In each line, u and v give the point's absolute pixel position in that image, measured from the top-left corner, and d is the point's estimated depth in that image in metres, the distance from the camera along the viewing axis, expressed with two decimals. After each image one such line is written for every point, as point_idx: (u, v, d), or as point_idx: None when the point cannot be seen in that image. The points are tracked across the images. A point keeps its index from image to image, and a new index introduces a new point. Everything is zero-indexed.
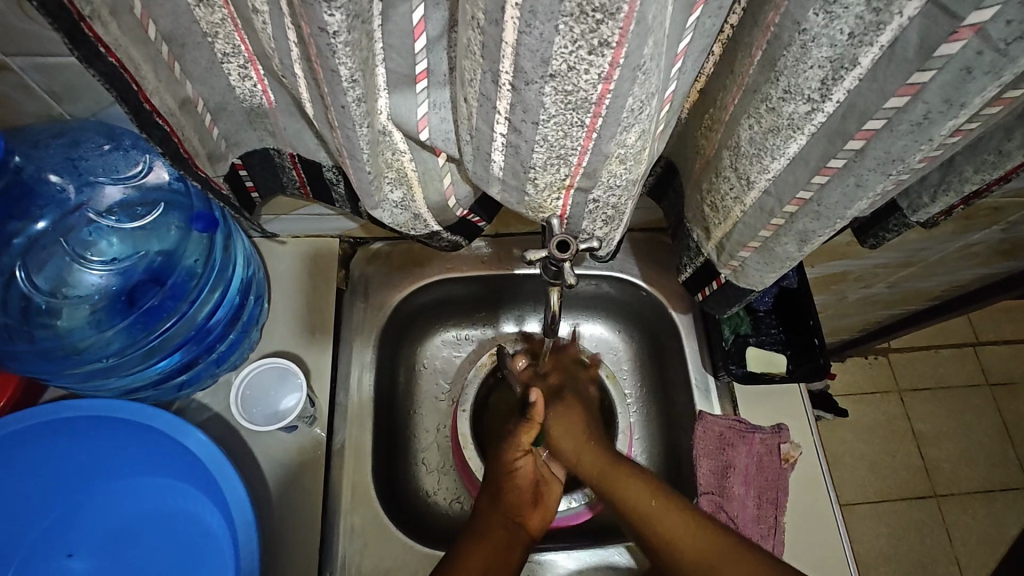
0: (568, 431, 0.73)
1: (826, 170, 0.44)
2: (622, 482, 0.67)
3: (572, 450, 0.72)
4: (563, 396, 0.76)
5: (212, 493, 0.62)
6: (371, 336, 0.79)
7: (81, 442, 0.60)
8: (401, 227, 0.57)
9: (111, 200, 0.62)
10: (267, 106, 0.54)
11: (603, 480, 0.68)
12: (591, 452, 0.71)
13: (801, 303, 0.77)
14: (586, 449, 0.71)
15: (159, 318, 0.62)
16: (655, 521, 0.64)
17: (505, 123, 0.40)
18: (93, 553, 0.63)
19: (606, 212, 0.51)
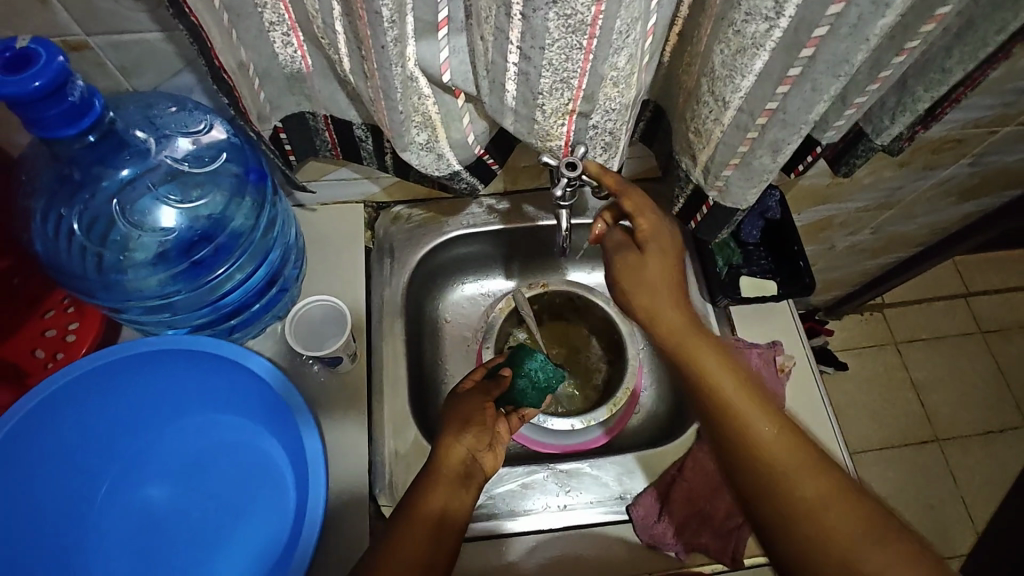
0: (645, 290, 0.65)
1: (787, 80, 0.52)
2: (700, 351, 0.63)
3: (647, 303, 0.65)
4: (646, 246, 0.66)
5: (272, 420, 0.70)
6: (399, 287, 0.87)
7: (161, 375, 0.68)
8: (426, 169, 0.65)
9: (181, 153, 0.66)
10: (305, 71, 0.62)
11: (680, 335, 0.64)
12: (674, 309, 0.65)
13: (787, 232, 0.86)
14: (695, 336, 0.63)
15: (207, 270, 0.69)
16: (736, 402, 0.60)
17: (517, 52, 0.48)
18: (168, 482, 0.71)
19: (604, 138, 0.59)
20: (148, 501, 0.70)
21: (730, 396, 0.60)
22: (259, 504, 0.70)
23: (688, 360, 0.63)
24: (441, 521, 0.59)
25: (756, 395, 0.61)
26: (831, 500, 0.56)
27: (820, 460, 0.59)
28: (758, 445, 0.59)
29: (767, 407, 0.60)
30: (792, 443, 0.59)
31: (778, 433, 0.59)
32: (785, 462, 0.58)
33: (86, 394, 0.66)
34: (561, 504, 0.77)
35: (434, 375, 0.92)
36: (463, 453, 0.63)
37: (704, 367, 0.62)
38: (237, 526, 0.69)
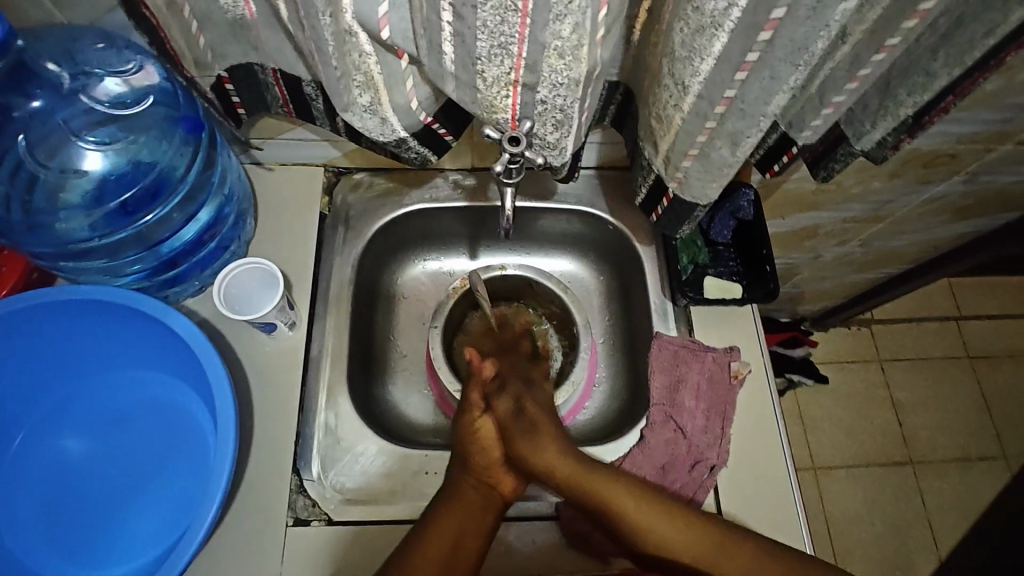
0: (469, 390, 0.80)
1: (745, 66, 0.48)
2: (607, 488, 0.67)
3: (538, 462, 0.69)
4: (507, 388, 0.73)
5: (197, 381, 0.68)
6: (351, 258, 0.84)
7: (81, 328, 0.66)
8: (370, 133, 0.62)
9: (108, 92, 0.64)
10: (249, 18, 0.59)
11: (577, 477, 0.68)
12: (556, 453, 0.69)
13: (756, 234, 0.82)
14: (563, 463, 0.68)
15: (137, 213, 0.66)
16: (672, 546, 0.65)
17: (450, 9, 0.45)
18: (88, 435, 0.69)
19: (554, 115, 0.55)
20: (66, 454, 0.68)
21: (629, 514, 0.66)
22: (179, 468, 0.68)
23: (607, 508, 0.66)
24: (478, 506, 0.67)
25: (621, 476, 0.68)
26: (728, 548, 0.64)
27: (683, 513, 0.66)
28: (641, 528, 0.65)
29: (626, 481, 0.68)
30: (700, 536, 0.64)
31: (685, 533, 0.65)
32: (676, 539, 0.65)
33: (0, 340, 0.63)
34: None
35: (384, 352, 0.90)
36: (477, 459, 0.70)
37: (608, 498, 0.67)
38: (155, 487, 0.67)
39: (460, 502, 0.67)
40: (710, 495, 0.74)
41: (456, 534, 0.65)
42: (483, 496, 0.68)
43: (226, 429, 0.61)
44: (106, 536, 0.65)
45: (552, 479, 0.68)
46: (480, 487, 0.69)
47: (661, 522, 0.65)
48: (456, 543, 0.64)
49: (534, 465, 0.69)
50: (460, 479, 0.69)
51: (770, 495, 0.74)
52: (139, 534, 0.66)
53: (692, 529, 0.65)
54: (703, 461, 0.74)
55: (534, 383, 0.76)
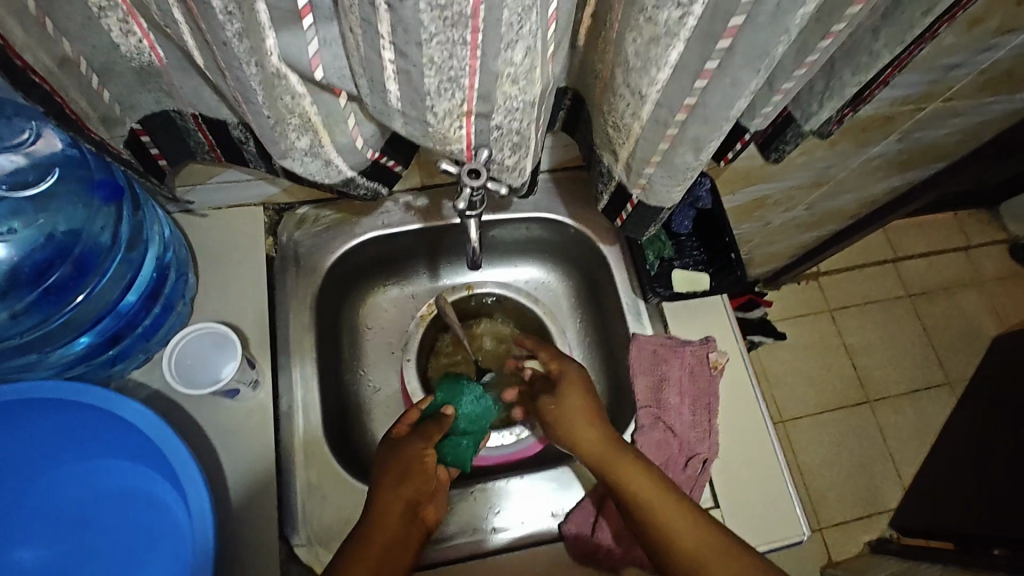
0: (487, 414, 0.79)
1: (705, 74, 0.47)
2: (623, 466, 0.65)
3: (570, 428, 0.70)
4: (558, 386, 0.74)
5: (158, 465, 0.62)
6: (307, 299, 0.79)
7: (10, 430, 0.59)
8: (314, 176, 0.57)
9: (1, 169, 0.59)
10: (159, 64, 0.53)
11: (603, 456, 0.67)
12: (593, 428, 0.69)
13: (718, 222, 0.83)
14: (588, 412, 0.71)
15: (69, 292, 0.62)
16: (678, 535, 0.59)
17: (391, 48, 0.40)
18: (44, 542, 0.63)
19: (512, 138, 0.53)
20: (20, 568, 0.62)
21: (642, 496, 0.62)
22: (152, 560, 0.62)
23: (615, 478, 0.65)
24: (403, 532, 0.61)
25: (651, 467, 0.65)
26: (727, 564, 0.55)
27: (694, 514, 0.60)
28: (659, 516, 0.60)
29: (654, 473, 0.64)
30: (705, 537, 0.58)
31: (692, 522, 0.59)
32: (681, 533, 0.59)
33: None
34: (492, 527, 0.73)
35: (356, 390, 0.85)
36: (402, 504, 0.63)
37: (631, 486, 0.63)
38: None
39: (382, 523, 0.61)
40: (707, 488, 0.75)
41: (389, 539, 0.60)
42: (405, 525, 0.63)
43: (203, 514, 0.56)
44: None
45: (579, 451, 0.69)
46: (400, 518, 0.62)
47: (673, 509, 0.60)
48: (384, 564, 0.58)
49: (577, 438, 0.69)
50: (386, 506, 0.62)
51: (763, 478, 0.76)
52: None
53: (698, 526, 0.59)
54: (695, 457, 0.75)
55: (564, 387, 0.74)
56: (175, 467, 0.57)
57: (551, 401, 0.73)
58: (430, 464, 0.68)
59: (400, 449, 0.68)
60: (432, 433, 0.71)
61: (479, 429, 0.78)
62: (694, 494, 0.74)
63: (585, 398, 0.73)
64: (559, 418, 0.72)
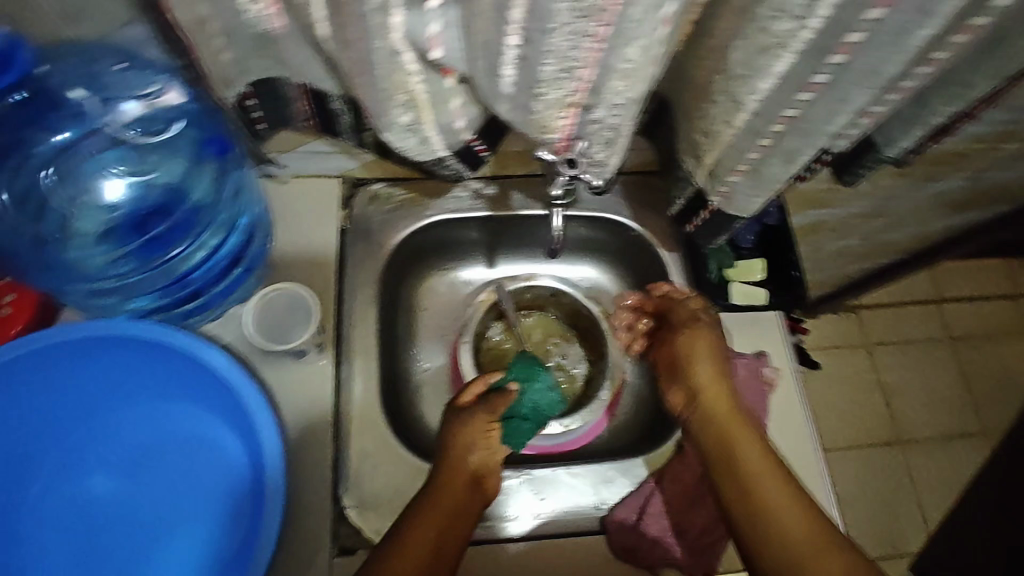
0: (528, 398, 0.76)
1: (811, 87, 0.47)
2: (736, 434, 0.68)
3: (714, 396, 0.71)
4: (687, 322, 0.76)
5: (231, 417, 0.65)
6: (373, 272, 0.82)
7: (100, 365, 0.63)
8: (409, 152, 0.60)
9: (131, 116, 0.62)
10: (275, 33, 0.55)
11: (728, 421, 0.69)
12: (718, 379, 0.72)
13: (782, 240, 0.83)
14: (720, 378, 0.72)
15: (167, 245, 0.65)
16: (785, 518, 0.60)
17: (519, 34, 0.42)
18: (114, 475, 0.66)
19: (606, 134, 0.54)
20: (91, 496, 0.65)
21: (769, 494, 0.62)
22: (212, 506, 0.65)
23: (731, 444, 0.67)
24: (462, 503, 0.66)
25: (763, 443, 0.67)
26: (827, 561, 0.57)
27: (809, 509, 0.61)
28: (770, 507, 0.61)
29: (765, 449, 0.66)
30: (809, 526, 0.60)
31: (794, 509, 0.61)
32: (789, 522, 0.60)
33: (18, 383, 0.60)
34: (533, 512, 0.74)
35: (408, 366, 0.88)
36: (468, 473, 0.67)
37: (744, 453, 0.66)
38: (189, 526, 0.65)
39: (442, 495, 0.65)
40: None
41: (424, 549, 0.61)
42: (470, 493, 0.67)
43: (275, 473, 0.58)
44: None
45: (699, 402, 0.71)
46: (463, 487, 0.67)
47: (764, 470, 0.64)
48: (440, 539, 0.63)
49: (695, 379, 0.73)
50: (449, 478, 0.67)
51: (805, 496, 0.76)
52: None
53: (803, 513, 0.61)
54: None
55: (681, 317, 0.77)
56: (253, 421, 0.60)
57: (681, 339, 0.75)
58: (494, 438, 0.70)
59: (466, 420, 0.70)
60: (497, 407, 0.71)
61: (540, 417, 0.76)
62: None
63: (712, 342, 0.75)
64: (679, 353, 0.75)
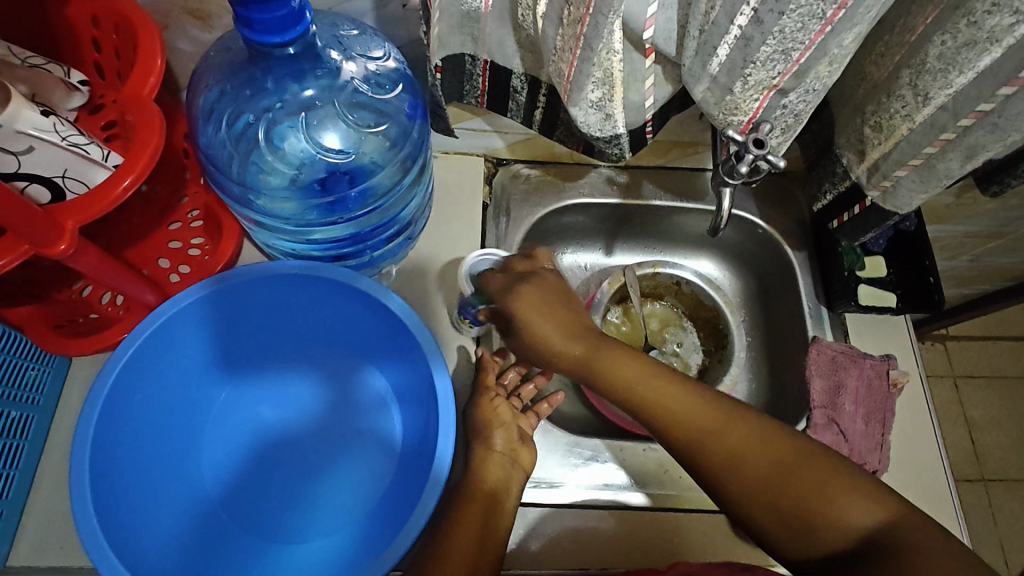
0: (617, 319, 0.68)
1: (1015, 82, 0.49)
2: (619, 365, 0.62)
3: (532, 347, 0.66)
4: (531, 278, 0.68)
5: (404, 375, 0.69)
6: (510, 246, 0.86)
7: (292, 305, 0.68)
8: (588, 128, 0.64)
9: (359, 77, 0.66)
10: (483, 11, 0.61)
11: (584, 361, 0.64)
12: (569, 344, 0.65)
13: (916, 246, 0.84)
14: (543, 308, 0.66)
15: (348, 206, 0.69)
16: (744, 457, 0.56)
17: (749, 14, 0.46)
18: (284, 406, 0.72)
19: (787, 119, 0.57)
20: (261, 421, 0.71)
21: (689, 420, 0.58)
22: (372, 446, 0.70)
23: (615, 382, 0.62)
24: (493, 497, 0.65)
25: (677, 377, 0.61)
26: (829, 489, 0.53)
27: (757, 427, 0.57)
28: (738, 459, 0.56)
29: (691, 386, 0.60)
30: (757, 443, 0.56)
31: (750, 438, 0.56)
32: (743, 445, 0.56)
33: (226, 308, 0.66)
34: (656, 484, 0.75)
35: None
36: (498, 453, 0.68)
37: (690, 420, 0.58)
38: (345, 464, 0.69)
39: (475, 491, 0.65)
40: None
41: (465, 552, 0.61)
42: (503, 484, 0.66)
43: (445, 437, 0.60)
44: (289, 502, 0.68)
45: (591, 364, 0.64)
46: (494, 479, 0.66)
47: (721, 418, 0.58)
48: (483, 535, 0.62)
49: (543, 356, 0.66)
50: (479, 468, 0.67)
51: (930, 504, 0.75)
52: (331, 510, 0.67)
53: (754, 440, 0.56)
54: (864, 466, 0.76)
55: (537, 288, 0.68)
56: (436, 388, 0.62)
57: (526, 298, 0.66)
58: (503, 415, 0.71)
59: (492, 409, 0.71)
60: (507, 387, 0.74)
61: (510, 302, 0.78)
62: None
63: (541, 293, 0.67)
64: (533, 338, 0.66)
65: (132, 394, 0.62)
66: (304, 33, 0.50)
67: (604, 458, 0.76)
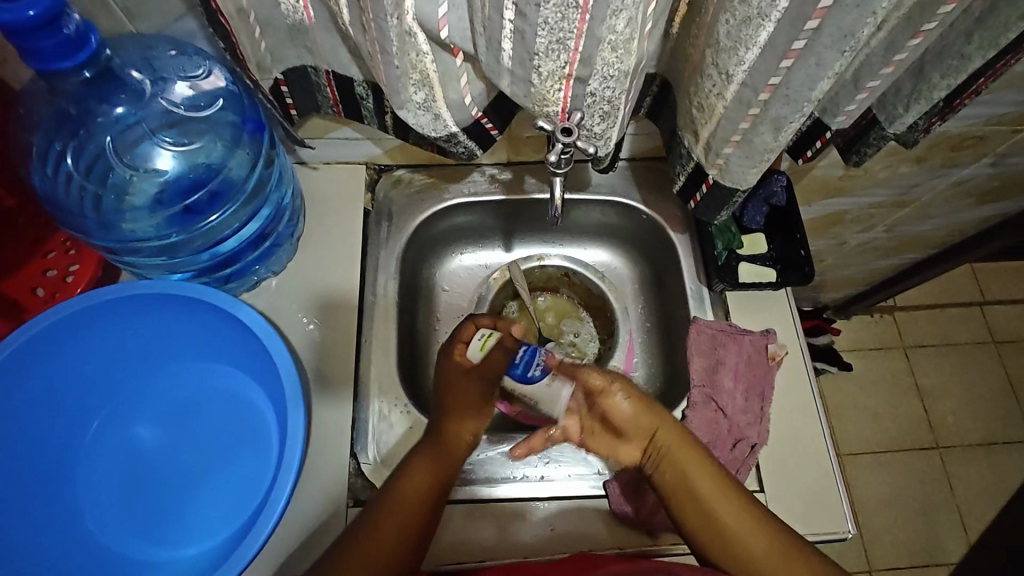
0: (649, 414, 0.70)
1: (791, 54, 0.51)
2: (688, 459, 0.68)
3: (641, 433, 0.70)
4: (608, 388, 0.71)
5: (267, 381, 0.71)
6: (395, 251, 0.87)
7: (151, 322, 0.70)
8: (423, 128, 0.65)
9: (182, 95, 0.68)
10: (307, 23, 0.61)
11: (673, 450, 0.69)
12: (669, 428, 0.69)
13: (788, 219, 0.85)
14: (663, 415, 0.70)
15: (200, 215, 0.69)
16: (733, 525, 0.65)
17: (513, 7, 0.48)
18: (157, 424, 0.74)
19: (603, 107, 0.58)
20: (138, 442, 0.73)
21: (701, 491, 0.67)
22: (246, 453, 0.72)
23: (682, 472, 0.68)
24: (421, 504, 0.66)
25: (705, 455, 0.69)
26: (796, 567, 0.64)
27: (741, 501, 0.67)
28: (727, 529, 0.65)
29: (706, 459, 0.69)
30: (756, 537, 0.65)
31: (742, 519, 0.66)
32: (734, 523, 0.65)
33: (82, 334, 0.67)
34: (540, 476, 0.78)
35: (427, 342, 0.93)
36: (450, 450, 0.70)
37: (694, 482, 0.67)
38: (222, 473, 0.72)
39: (403, 490, 0.66)
40: (751, 471, 0.76)
41: (393, 539, 0.63)
42: (436, 482, 0.67)
43: (294, 434, 0.64)
44: (171, 516, 0.70)
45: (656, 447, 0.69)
46: (425, 485, 0.67)
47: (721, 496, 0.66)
48: (400, 535, 0.63)
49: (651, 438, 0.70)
50: (412, 469, 0.67)
51: (809, 471, 0.76)
52: (209, 519, 0.70)
53: (741, 511, 0.66)
54: (744, 440, 0.77)
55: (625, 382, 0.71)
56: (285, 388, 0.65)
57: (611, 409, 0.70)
58: (457, 429, 0.71)
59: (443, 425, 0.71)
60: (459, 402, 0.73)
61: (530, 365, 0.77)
62: (739, 476, 0.76)
63: (639, 400, 0.71)
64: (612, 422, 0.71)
65: None
66: (95, 56, 0.51)
67: (483, 454, 0.80)
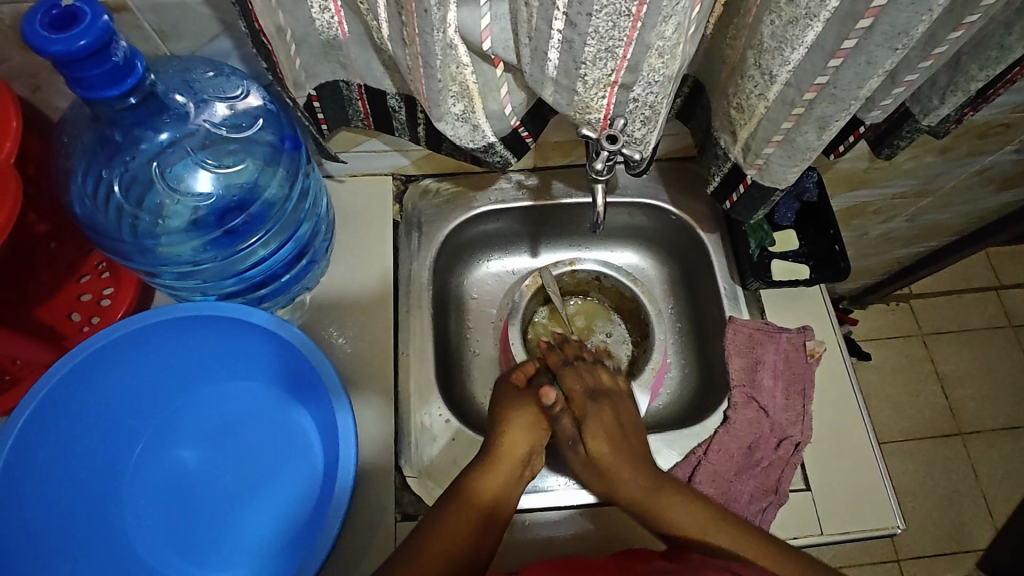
0: (617, 458, 0.71)
1: (840, 53, 0.50)
2: (664, 501, 0.69)
3: (609, 465, 0.71)
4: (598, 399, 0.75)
5: (312, 399, 0.71)
6: (426, 261, 0.87)
7: (194, 343, 0.70)
8: (461, 139, 0.65)
9: (221, 116, 0.68)
10: (341, 38, 0.61)
11: (640, 498, 0.69)
12: (627, 464, 0.71)
13: (822, 215, 0.85)
14: (616, 449, 0.72)
15: (240, 237, 0.70)
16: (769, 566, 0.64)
17: (562, 18, 0.47)
18: (201, 445, 0.74)
19: (644, 112, 0.57)
20: (181, 464, 0.73)
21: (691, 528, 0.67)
22: (291, 471, 0.72)
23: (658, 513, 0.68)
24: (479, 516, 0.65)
25: (680, 491, 0.70)
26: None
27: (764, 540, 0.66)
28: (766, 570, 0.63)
29: (684, 496, 0.70)
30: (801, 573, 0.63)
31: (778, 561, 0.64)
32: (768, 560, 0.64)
33: (126, 357, 0.67)
34: None
35: (459, 351, 0.93)
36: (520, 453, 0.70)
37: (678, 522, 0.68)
38: (267, 492, 0.71)
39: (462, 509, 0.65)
40: (796, 469, 0.76)
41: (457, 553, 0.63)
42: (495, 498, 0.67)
43: (347, 451, 0.64)
44: (218, 538, 0.70)
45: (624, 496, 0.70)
46: (483, 499, 0.67)
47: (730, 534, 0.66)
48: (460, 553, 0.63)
49: (615, 477, 0.71)
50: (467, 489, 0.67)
51: (854, 466, 0.76)
52: (256, 539, 0.70)
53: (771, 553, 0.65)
54: (787, 439, 0.77)
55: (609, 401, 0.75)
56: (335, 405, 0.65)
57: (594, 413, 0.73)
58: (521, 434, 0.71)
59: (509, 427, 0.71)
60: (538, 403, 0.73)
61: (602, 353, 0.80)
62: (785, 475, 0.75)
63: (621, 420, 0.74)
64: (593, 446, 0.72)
65: (35, 457, 0.63)
66: (140, 83, 0.51)
67: None
